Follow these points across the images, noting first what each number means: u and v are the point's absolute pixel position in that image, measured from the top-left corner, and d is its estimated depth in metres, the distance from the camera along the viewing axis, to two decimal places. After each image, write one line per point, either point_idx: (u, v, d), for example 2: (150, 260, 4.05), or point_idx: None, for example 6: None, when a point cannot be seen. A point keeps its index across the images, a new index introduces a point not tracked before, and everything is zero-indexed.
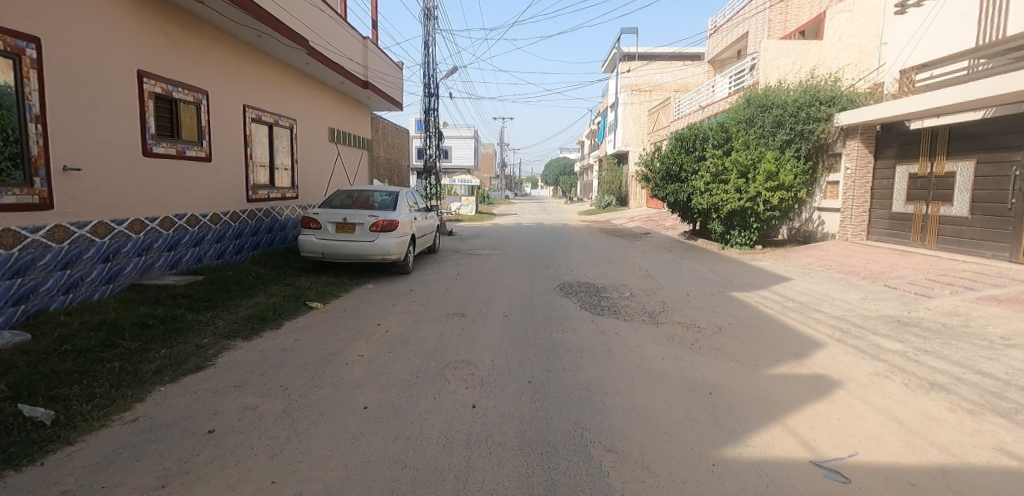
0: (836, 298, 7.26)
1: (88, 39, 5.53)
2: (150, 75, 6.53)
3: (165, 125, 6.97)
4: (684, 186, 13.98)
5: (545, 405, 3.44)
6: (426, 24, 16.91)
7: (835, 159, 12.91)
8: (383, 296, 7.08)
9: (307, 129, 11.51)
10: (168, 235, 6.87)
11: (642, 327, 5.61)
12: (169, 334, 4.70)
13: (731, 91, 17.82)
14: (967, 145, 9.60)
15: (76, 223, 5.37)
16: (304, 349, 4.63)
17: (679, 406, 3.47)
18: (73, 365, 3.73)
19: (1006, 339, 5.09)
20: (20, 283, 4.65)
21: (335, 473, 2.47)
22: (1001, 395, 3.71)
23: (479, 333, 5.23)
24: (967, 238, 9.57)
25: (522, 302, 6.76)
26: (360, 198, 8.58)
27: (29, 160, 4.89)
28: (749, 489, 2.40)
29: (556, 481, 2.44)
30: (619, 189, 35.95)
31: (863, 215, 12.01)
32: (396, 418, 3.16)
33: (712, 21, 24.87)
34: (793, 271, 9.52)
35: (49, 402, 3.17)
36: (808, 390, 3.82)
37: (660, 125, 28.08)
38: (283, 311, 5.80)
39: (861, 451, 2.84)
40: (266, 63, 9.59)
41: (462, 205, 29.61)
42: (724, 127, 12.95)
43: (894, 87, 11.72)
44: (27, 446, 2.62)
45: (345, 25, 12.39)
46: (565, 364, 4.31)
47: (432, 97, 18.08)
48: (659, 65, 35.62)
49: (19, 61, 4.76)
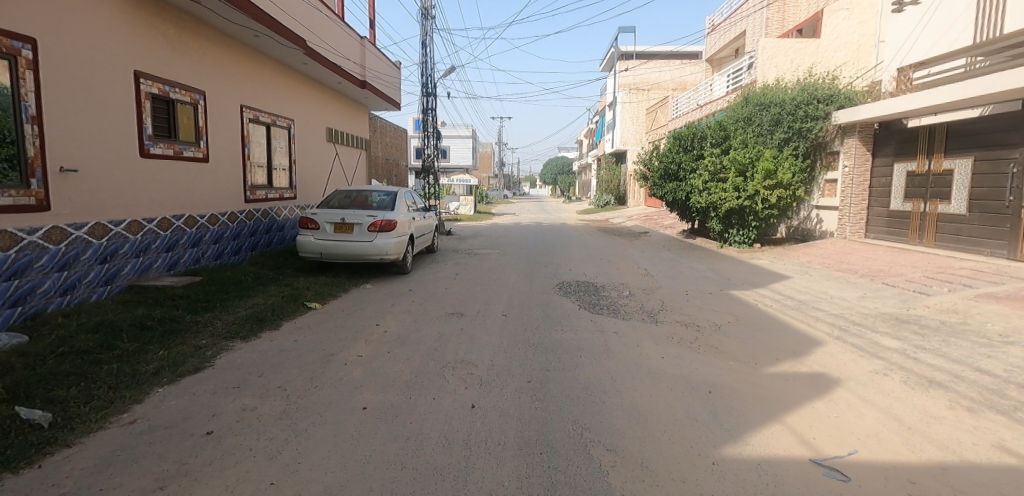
0: (835, 296, 7.27)
1: (84, 39, 5.51)
2: (147, 76, 6.51)
3: (162, 126, 6.96)
4: (682, 185, 13.98)
5: (545, 405, 3.43)
6: (424, 23, 16.88)
7: (833, 157, 12.91)
8: (382, 296, 7.07)
9: (305, 129, 11.48)
10: (166, 236, 6.86)
11: (642, 326, 5.60)
12: (168, 335, 4.68)
13: (729, 90, 17.81)
14: (965, 143, 9.61)
15: (74, 225, 5.35)
16: (303, 349, 4.62)
17: (679, 405, 3.46)
18: (71, 367, 3.71)
19: (1004, 336, 5.10)
20: (18, 285, 4.64)
21: (335, 474, 2.46)
22: (1001, 392, 3.72)
23: (478, 333, 5.23)
24: (965, 235, 9.59)
25: (522, 302, 6.75)
26: (358, 198, 8.56)
27: (27, 162, 4.89)
28: (749, 487, 2.40)
29: (556, 481, 2.44)
30: (618, 188, 35.96)
31: (861, 213, 12.02)
32: (396, 419, 3.15)
33: (710, 19, 24.86)
34: (792, 269, 9.53)
35: (47, 404, 3.15)
36: (808, 389, 3.82)
37: (659, 124, 28.06)
38: (282, 312, 5.79)
39: (861, 449, 2.84)
40: (264, 63, 9.57)
41: (462, 205, 29.61)
42: (722, 126, 12.96)
43: (893, 85, 11.71)
44: (24, 448, 2.61)
45: (343, 24, 12.35)
46: (565, 364, 4.30)
47: (431, 96, 18.05)
48: (658, 64, 35.60)
49: (16, 62, 4.74)
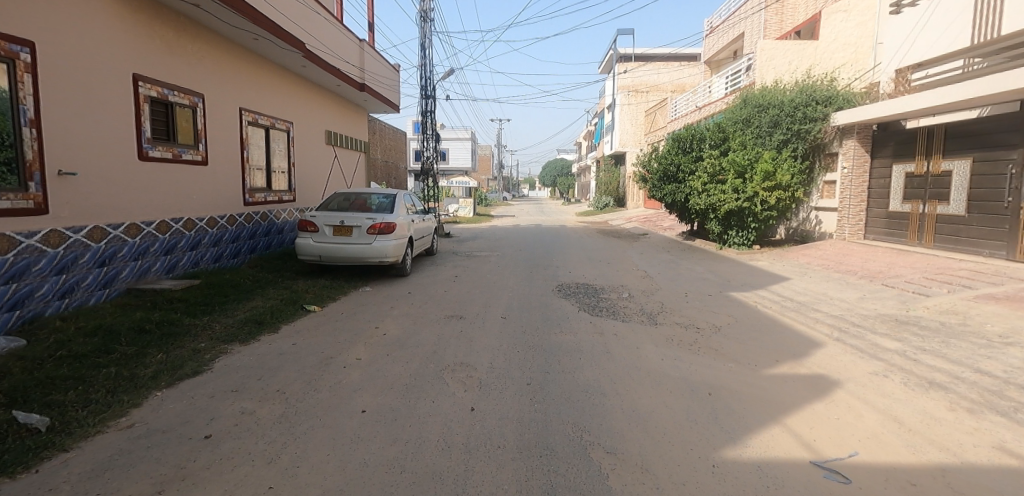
0: (834, 298, 7.28)
1: (82, 43, 5.51)
2: (146, 79, 6.51)
3: (161, 129, 6.95)
4: (681, 186, 13.99)
5: (545, 407, 3.42)
6: (423, 25, 16.92)
7: (832, 158, 12.93)
8: (381, 298, 7.06)
9: (304, 132, 11.50)
10: (165, 239, 6.85)
11: (641, 328, 5.59)
12: (166, 339, 4.68)
13: (728, 92, 17.83)
14: (963, 144, 9.63)
15: (72, 228, 5.34)
16: (301, 352, 4.61)
17: (678, 407, 3.46)
18: (68, 371, 3.70)
19: (1004, 337, 5.10)
20: (16, 288, 4.63)
21: (334, 478, 2.45)
22: (1000, 393, 3.72)
23: (478, 336, 5.21)
24: (964, 236, 9.59)
25: (521, 304, 6.73)
26: (357, 201, 8.55)
27: (25, 165, 4.88)
28: (749, 490, 2.39)
29: (555, 484, 2.43)
30: (618, 190, 36.00)
31: (859, 214, 12.04)
32: (395, 421, 3.14)
33: (708, 22, 24.93)
34: (792, 271, 9.53)
35: (44, 408, 3.14)
36: (807, 390, 3.82)
37: (658, 126, 28.12)
38: (280, 315, 5.78)
39: (861, 451, 2.84)
40: (262, 66, 9.58)
41: (461, 207, 29.59)
42: (721, 127, 12.99)
43: (891, 86, 11.79)
44: (22, 453, 2.60)
45: (342, 27, 12.38)
46: (564, 366, 4.29)
47: (430, 99, 18.06)
48: (657, 65, 35.69)
49: (14, 65, 4.74)
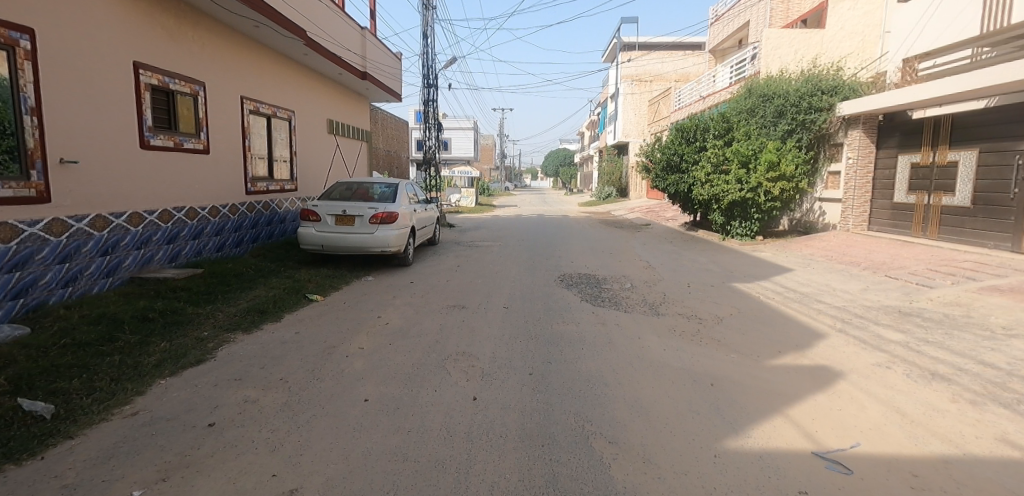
0: (837, 289, 7.25)
1: (82, 30, 5.46)
2: (147, 66, 6.46)
3: (162, 117, 6.91)
4: (685, 176, 13.97)
5: (547, 398, 3.42)
6: (424, 14, 16.67)
7: (837, 149, 12.84)
8: (382, 289, 7.04)
9: (306, 122, 11.45)
10: (167, 227, 6.81)
11: (643, 319, 5.57)
12: (170, 328, 4.69)
13: (732, 81, 17.62)
14: (970, 135, 9.54)
15: (74, 217, 5.35)
16: (304, 341, 4.62)
17: (681, 397, 3.47)
18: (73, 359, 3.72)
19: (1008, 329, 5.06)
20: (20, 276, 4.65)
21: (337, 466, 2.46)
22: (1003, 386, 3.70)
23: (480, 326, 5.21)
24: (969, 228, 9.53)
25: (523, 294, 6.75)
26: (359, 191, 8.50)
27: (26, 153, 4.87)
28: (751, 480, 2.40)
29: (557, 474, 2.43)
30: (620, 180, 35.70)
31: (864, 205, 11.99)
32: (397, 410, 3.16)
33: (713, 10, 24.37)
34: (795, 262, 9.45)
35: (50, 396, 3.16)
36: (810, 382, 3.81)
37: (661, 116, 27.71)
38: (283, 304, 5.79)
39: (863, 442, 2.83)
40: (264, 54, 9.50)
41: (462, 197, 29.32)
42: (726, 117, 12.86)
43: (898, 77, 11.60)
44: (28, 440, 2.62)
45: (343, 15, 12.24)
46: (567, 356, 4.30)
47: (432, 87, 17.84)
48: (659, 54, 35.63)
49: (14, 53, 4.71)
